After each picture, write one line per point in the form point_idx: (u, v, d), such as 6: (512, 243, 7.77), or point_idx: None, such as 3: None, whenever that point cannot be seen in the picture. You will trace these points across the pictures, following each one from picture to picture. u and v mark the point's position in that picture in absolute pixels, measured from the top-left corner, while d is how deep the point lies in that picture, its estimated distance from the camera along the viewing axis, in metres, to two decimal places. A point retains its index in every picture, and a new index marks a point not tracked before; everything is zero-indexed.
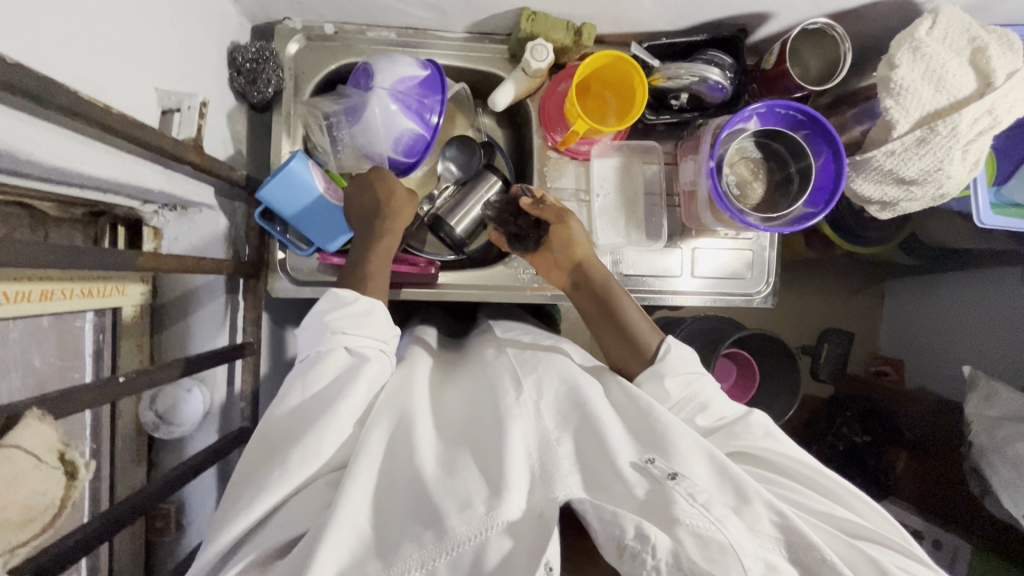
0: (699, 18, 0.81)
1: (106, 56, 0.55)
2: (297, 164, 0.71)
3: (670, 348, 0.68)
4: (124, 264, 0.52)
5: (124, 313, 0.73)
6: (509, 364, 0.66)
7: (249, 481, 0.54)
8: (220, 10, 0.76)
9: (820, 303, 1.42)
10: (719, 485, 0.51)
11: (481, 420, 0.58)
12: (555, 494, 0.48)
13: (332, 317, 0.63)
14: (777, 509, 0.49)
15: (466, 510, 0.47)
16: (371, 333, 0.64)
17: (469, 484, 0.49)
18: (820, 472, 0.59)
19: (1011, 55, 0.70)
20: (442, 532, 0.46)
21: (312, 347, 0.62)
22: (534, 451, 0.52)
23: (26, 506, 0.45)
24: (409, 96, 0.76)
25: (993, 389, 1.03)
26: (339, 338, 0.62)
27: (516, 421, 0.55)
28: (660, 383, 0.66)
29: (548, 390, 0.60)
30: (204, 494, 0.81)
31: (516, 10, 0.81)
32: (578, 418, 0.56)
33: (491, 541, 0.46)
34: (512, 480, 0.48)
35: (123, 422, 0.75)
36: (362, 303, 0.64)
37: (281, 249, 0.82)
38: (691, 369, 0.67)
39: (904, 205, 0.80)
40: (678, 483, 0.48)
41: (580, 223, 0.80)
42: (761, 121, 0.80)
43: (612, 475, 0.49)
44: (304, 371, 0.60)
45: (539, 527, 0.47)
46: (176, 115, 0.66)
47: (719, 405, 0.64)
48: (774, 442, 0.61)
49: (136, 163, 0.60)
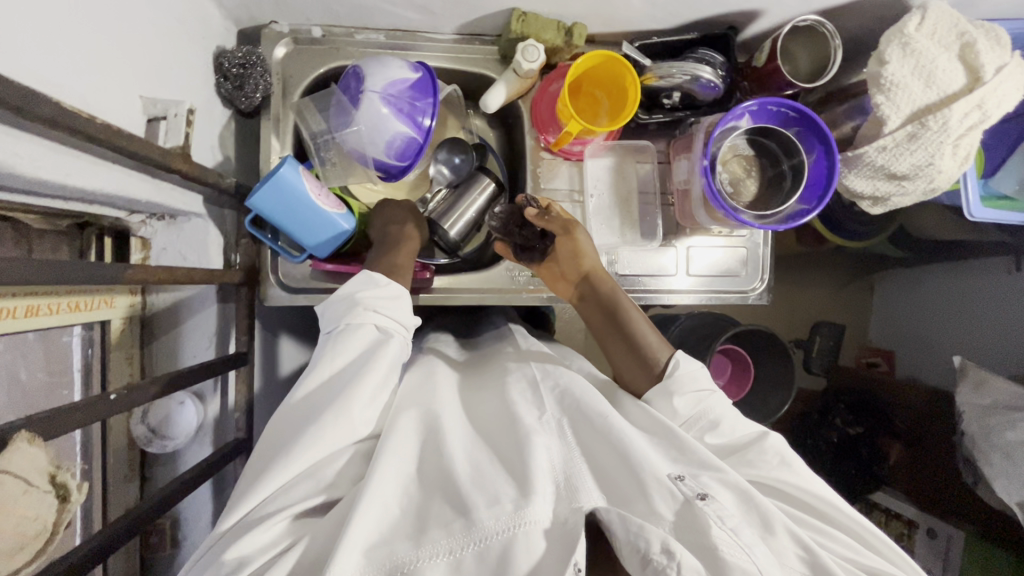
0: (690, 17, 0.81)
1: (88, 63, 0.53)
2: (288, 170, 0.69)
3: (678, 364, 0.68)
4: (112, 277, 0.50)
5: (114, 326, 0.71)
6: (530, 372, 0.68)
7: (263, 468, 0.55)
8: (205, 14, 0.75)
9: (812, 297, 1.43)
10: (745, 512, 0.52)
11: (505, 429, 0.59)
12: (581, 504, 0.50)
13: (366, 295, 0.65)
14: (802, 543, 0.51)
15: (494, 505, 0.50)
16: (396, 316, 0.65)
17: (499, 484, 0.52)
18: (838, 508, 0.59)
19: (999, 49, 0.70)
20: (471, 523, 0.49)
21: (338, 321, 0.63)
22: (559, 463, 0.54)
23: (16, 533, 0.43)
24: (401, 98, 0.75)
25: (984, 377, 1.04)
26: (368, 315, 0.63)
27: (540, 434, 0.57)
28: (669, 401, 0.65)
29: (570, 397, 0.62)
30: (199, 508, 0.79)
31: (506, 11, 0.80)
32: (600, 422, 0.58)
33: (519, 538, 0.48)
34: (539, 482, 0.51)
35: (114, 437, 0.73)
36: (393, 288, 0.67)
37: (272, 255, 0.80)
38: (701, 386, 0.66)
39: (895, 200, 0.81)
40: (707, 504, 0.50)
41: (588, 236, 0.79)
42: (753, 118, 0.81)
43: (636, 492, 0.51)
44: (333, 341, 0.61)
45: (564, 534, 0.49)
46: (162, 123, 0.64)
47: (730, 423, 0.64)
48: (788, 472, 0.60)
49: (120, 173, 0.59)
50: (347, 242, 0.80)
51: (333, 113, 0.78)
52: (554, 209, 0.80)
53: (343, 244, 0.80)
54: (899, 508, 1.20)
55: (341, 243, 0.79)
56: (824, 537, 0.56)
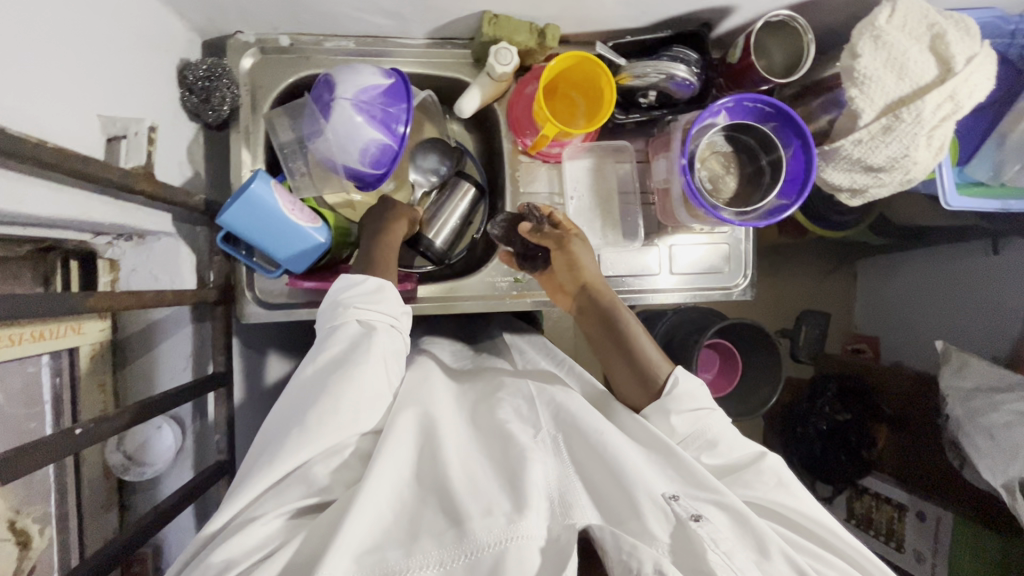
0: (663, 15, 0.80)
1: (38, 84, 0.51)
2: (259, 185, 0.67)
3: (677, 381, 0.66)
4: (73, 308, 0.48)
5: (83, 353, 0.68)
6: (527, 390, 0.67)
7: (248, 473, 0.53)
8: (167, 26, 0.73)
9: (797, 287, 1.44)
10: (741, 536, 0.52)
11: (500, 444, 0.58)
12: (574, 521, 0.50)
13: (346, 296, 0.63)
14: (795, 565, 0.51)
15: (488, 516, 0.49)
16: (382, 308, 0.64)
17: (494, 495, 0.51)
18: (835, 534, 0.59)
19: (969, 40, 0.71)
20: (463, 534, 0.48)
21: (325, 327, 0.62)
22: (554, 483, 0.54)
23: None
24: (373, 105, 0.73)
25: (966, 361, 1.06)
26: (350, 313, 0.62)
27: (535, 452, 0.56)
28: (667, 418, 0.65)
29: (564, 408, 0.62)
30: (183, 533, 0.77)
31: (477, 14, 0.79)
32: (595, 437, 0.57)
33: (511, 550, 0.47)
34: (533, 499, 0.50)
35: (89, 467, 0.70)
36: (373, 282, 0.65)
37: (247, 271, 0.78)
38: (700, 404, 0.65)
39: (873, 192, 0.81)
40: (701, 526, 0.50)
41: (586, 249, 0.78)
42: (730, 115, 0.80)
43: (629, 510, 0.51)
44: (320, 341, 0.61)
45: (556, 552, 0.48)
46: (123, 142, 0.62)
47: (728, 443, 0.63)
48: (785, 493, 0.60)
49: (76, 195, 0.56)
50: (325, 255, 0.79)
51: (306, 121, 0.76)
52: (556, 219, 0.79)
53: (321, 257, 0.78)
54: (888, 493, 1.21)
55: (318, 257, 0.77)
56: (820, 562, 0.56)
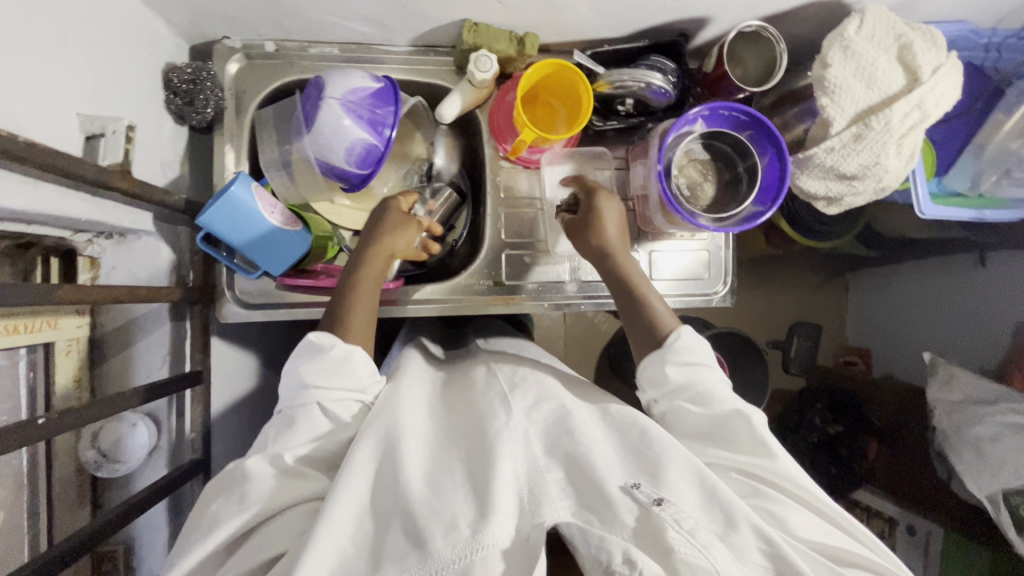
0: (640, 25, 0.82)
1: (19, 81, 0.52)
2: (240, 188, 0.69)
3: (680, 335, 0.67)
4: (42, 299, 0.49)
5: (59, 349, 0.69)
6: (498, 385, 0.67)
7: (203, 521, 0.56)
8: (153, 31, 0.74)
9: (787, 299, 1.44)
10: (708, 512, 0.52)
11: (469, 449, 0.58)
12: (542, 519, 0.50)
13: (309, 372, 0.62)
14: (766, 538, 0.50)
15: (451, 533, 0.49)
16: (346, 382, 0.63)
17: (457, 504, 0.52)
18: (812, 492, 0.60)
19: (936, 50, 0.72)
20: (425, 555, 0.48)
21: (291, 401, 0.62)
22: (524, 478, 0.54)
23: None
24: (361, 106, 0.74)
25: (952, 373, 1.06)
26: (313, 393, 0.62)
27: (505, 445, 0.57)
28: (662, 368, 0.66)
29: (539, 414, 0.62)
30: (155, 532, 0.75)
31: (457, 22, 0.81)
32: (565, 442, 0.58)
33: (477, 563, 0.48)
34: (500, 505, 0.51)
35: (62, 463, 0.70)
36: (338, 351, 0.63)
37: (228, 271, 0.80)
38: (698, 359, 0.66)
39: (848, 200, 0.82)
40: (664, 509, 0.51)
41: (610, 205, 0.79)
42: (707, 122, 0.81)
43: (601, 500, 0.51)
44: (283, 424, 0.61)
45: (525, 552, 0.48)
46: (101, 140, 0.63)
47: (719, 398, 0.64)
48: (768, 456, 0.61)
49: (55, 192, 0.57)
50: (307, 257, 0.80)
51: (295, 122, 0.77)
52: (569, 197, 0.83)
53: (302, 259, 0.79)
54: (878, 505, 1.19)
55: (299, 258, 0.78)
56: (793, 512, 0.58)
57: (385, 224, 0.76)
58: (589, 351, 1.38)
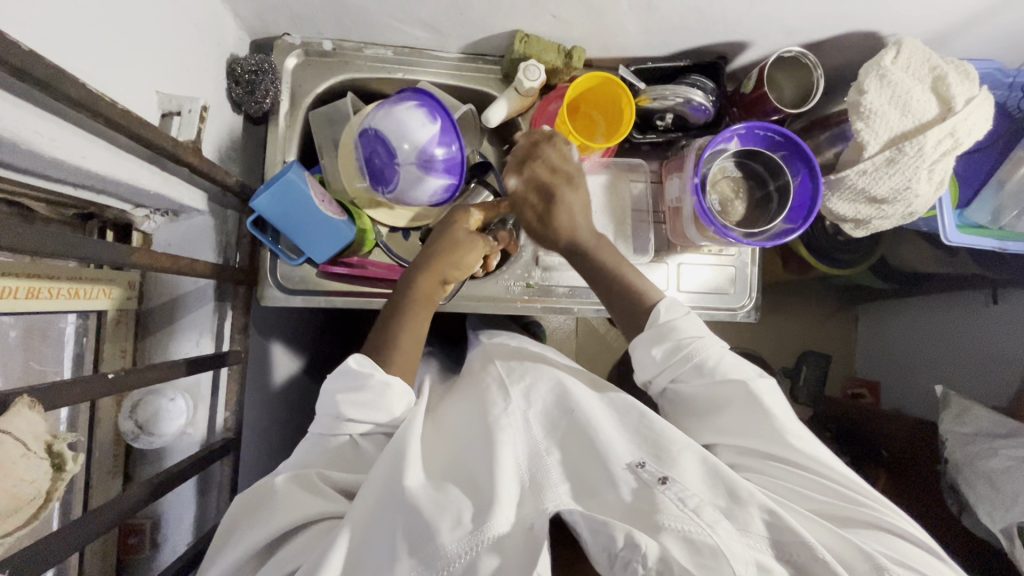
0: (683, 46, 0.86)
1: (110, 56, 0.56)
2: (293, 174, 0.72)
3: (660, 314, 0.71)
4: (119, 258, 0.52)
5: (110, 317, 0.71)
6: (498, 376, 0.71)
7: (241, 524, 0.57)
8: (222, 23, 0.78)
9: (799, 327, 1.45)
10: (711, 487, 0.55)
11: (475, 431, 0.62)
12: (545, 505, 0.51)
13: (342, 399, 0.62)
14: (767, 509, 0.53)
15: (456, 527, 0.49)
16: (373, 413, 0.62)
17: (459, 502, 0.52)
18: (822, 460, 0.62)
19: (968, 83, 0.76)
20: (434, 548, 0.48)
21: (325, 428, 0.63)
22: (525, 464, 0.56)
23: (11, 495, 0.42)
24: (434, 160, 0.77)
25: (966, 407, 1.07)
26: (343, 425, 0.62)
27: (507, 431, 0.60)
28: (649, 350, 0.70)
29: (536, 397, 0.66)
30: (182, 509, 0.77)
31: (510, 32, 0.85)
32: (566, 423, 0.62)
33: (480, 556, 0.48)
34: (502, 495, 0.52)
35: (102, 431, 0.71)
36: (376, 380, 0.62)
37: (272, 258, 0.82)
38: (691, 333, 0.69)
39: (876, 223, 0.84)
40: (667, 488, 0.53)
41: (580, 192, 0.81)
42: (742, 141, 0.85)
43: (602, 484, 0.54)
44: (303, 453, 0.63)
45: (529, 539, 0.49)
46: (176, 118, 0.67)
47: (719, 363, 0.67)
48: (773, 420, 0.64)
49: (134, 163, 0.61)
50: (347, 247, 0.82)
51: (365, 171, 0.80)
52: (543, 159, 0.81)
53: (345, 247, 0.80)
54: None
55: (342, 247, 0.80)
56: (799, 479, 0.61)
57: (456, 250, 0.75)
58: (603, 368, 1.39)
